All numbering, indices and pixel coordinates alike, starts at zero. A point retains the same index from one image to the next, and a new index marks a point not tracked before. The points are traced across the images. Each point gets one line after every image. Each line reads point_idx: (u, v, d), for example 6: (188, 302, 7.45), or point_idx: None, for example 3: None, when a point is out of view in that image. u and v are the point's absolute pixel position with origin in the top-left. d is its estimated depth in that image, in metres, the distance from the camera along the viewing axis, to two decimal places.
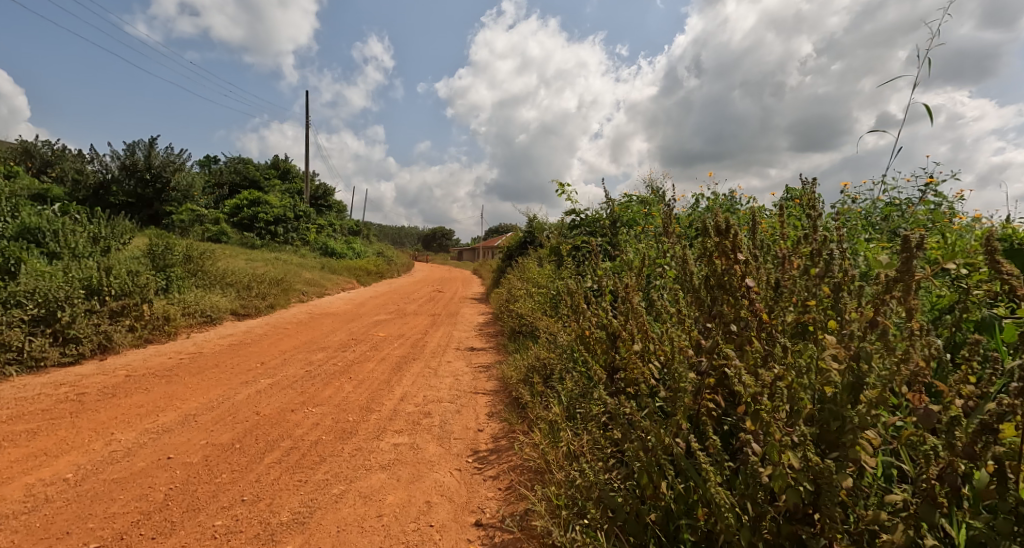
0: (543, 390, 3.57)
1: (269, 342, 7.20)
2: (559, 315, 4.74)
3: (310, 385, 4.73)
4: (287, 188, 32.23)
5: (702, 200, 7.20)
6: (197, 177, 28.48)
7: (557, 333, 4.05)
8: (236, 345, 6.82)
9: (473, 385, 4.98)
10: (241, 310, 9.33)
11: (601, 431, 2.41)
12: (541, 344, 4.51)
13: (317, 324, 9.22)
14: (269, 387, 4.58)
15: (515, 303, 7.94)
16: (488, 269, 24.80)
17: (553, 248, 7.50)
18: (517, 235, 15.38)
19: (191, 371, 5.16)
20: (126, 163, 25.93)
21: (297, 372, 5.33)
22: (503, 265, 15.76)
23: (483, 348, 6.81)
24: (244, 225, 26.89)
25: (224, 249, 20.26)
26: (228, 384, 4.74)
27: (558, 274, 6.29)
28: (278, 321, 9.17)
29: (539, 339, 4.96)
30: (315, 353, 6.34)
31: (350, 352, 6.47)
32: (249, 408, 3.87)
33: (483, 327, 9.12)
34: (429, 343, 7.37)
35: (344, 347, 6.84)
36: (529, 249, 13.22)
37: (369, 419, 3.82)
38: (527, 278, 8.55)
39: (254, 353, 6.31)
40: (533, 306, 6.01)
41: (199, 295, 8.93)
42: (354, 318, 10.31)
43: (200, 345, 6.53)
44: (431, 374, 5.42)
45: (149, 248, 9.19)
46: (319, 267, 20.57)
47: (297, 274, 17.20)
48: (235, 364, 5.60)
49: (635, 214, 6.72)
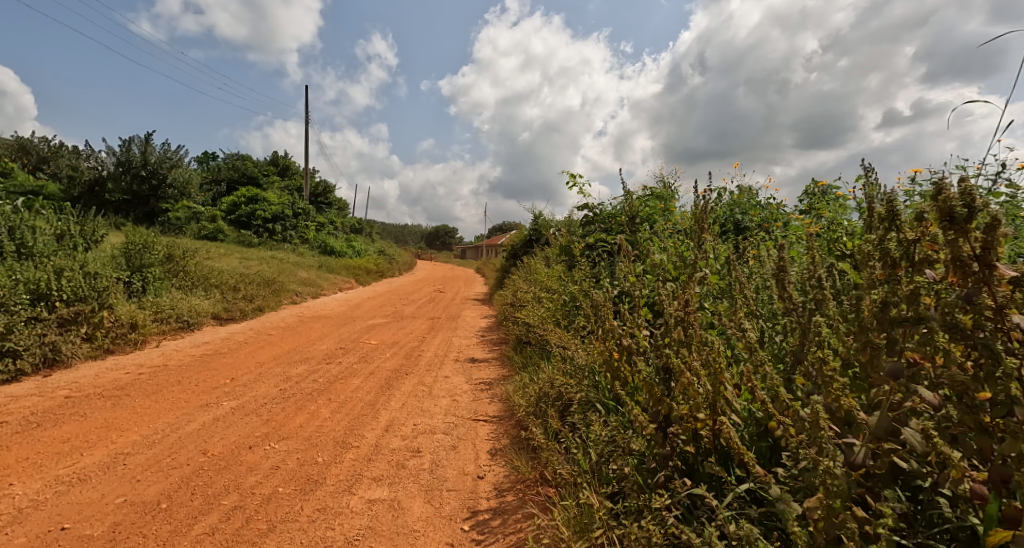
0: (560, 429, 2.83)
1: (247, 351, 6.49)
2: (575, 328, 4.00)
3: (280, 409, 4.00)
4: (286, 185, 31.55)
5: (725, 195, 6.44)
6: (193, 174, 27.85)
7: (577, 354, 3.31)
8: (209, 355, 6.13)
9: (473, 409, 4.24)
10: (224, 314, 8.63)
11: (660, 523, 1.69)
12: (554, 363, 3.78)
13: (306, 329, 8.52)
14: (230, 413, 3.86)
15: (521, 308, 7.19)
16: (491, 269, 24.01)
17: (563, 247, 6.75)
18: (521, 233, 14.57)
19: (146, 390, 4.46)
20: (121, 159, 25.42)
21: (271, 390, 4.61)
22: (508, 264, 14.96)
23: (486, 360, 6.06)
24: (241, 223, 26.25)
25: (219, 248, 19.66)
26: (185, 408, 4.04)
27: (572, 277, 5.55)
28: (264, 326, 8.47)
29: (551, 355, 4.21)
30: (296, 366, 5.63)
31: (337, 364, 5.75)
32: (196, 445, 3.15)
33: (486, 333, 8.36)
34: (426, 353, 6.63)
35: (330, 358, 6.12)
36: (535, 249, 12.44)
37: (343, 459, 3.09)
38: (535, 280, 7.79)
39: (228, 365, 5.61)
40: (542, 314, 5.26)
41: (177, 298, 8.24)
42: (347, 322, 9.57)
43: (168, 356, 5.84)
44: (425, 393, 4.68)
45: (124, 247, 8.56)
46: (316, 267, 19.89)
47: (292, 274, 16.55)
48: (201, 380, 4.90)
49: (655, 208, 5.95)
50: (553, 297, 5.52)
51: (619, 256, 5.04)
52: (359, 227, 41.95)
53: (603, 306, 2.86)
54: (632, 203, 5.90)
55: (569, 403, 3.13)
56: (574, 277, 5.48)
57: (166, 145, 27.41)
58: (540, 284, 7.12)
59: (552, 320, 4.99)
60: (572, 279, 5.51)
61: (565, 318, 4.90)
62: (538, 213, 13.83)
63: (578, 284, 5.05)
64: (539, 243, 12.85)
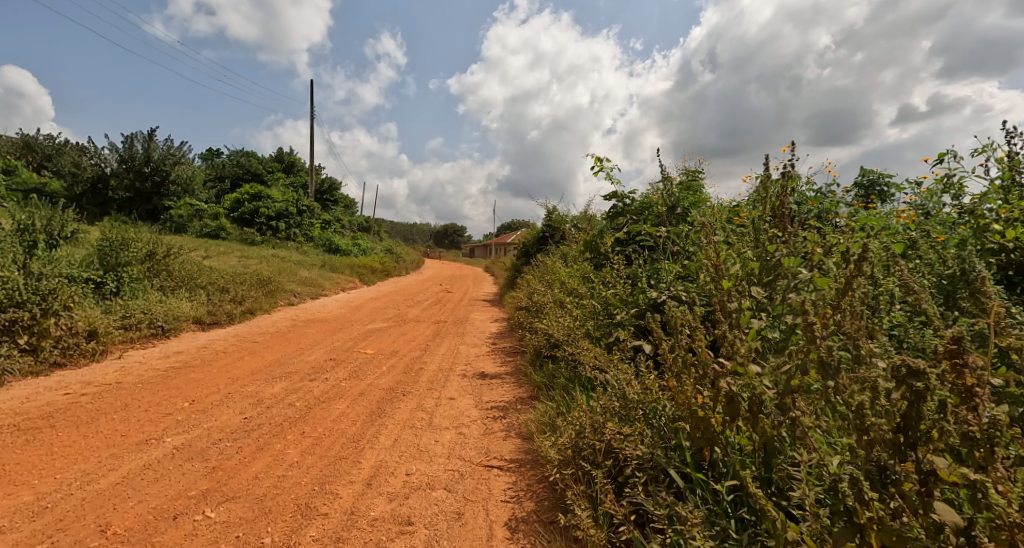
0: (618, 513, 1.91)
1: (222, 362, 5.65)
2: (620, 350, 3.06)
3: (235, 449, 3.11)
4: (291, 182, 30.90)
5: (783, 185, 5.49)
6: (197, 171, 27.35)
7: (629, 390, 2.38)
8: (177, 368, 5.28)
9: (484, 447, 3.32)
10: (208, 318, 7.80)
11: None
12: (593, 395, 2.86)
13: (297, 335, 7.68)
14: (168, 456, 2.97)
15: (539, 314, 6.25)
16: (501, 268, 23.11)
17: (588, 243, 5.81)
18: (533, 230, 13.57)
19: (79, 419, 3.60)
20: (123, 156, 24.97)
21: (234, 419, 3.73)
22: (519, 263, 14.04)
23: (498, 377, 5.11)
24: (245, 220, 25.62)
25: (219, 246, 19.02)
26: (118, 445, 3.18)
27: (604, 282, 4.58)
28: (251, 332, 7.64)
29: (587, 379, 3.28)
30: (275, 384, 4.74)
31: (323, 382, 4.85)
32: (99, 514, 2.28)
33: (497, 341, 7.40)
34: (429, 366, 5.70)
35: (317, 373, 5.22)
36: (550, 246, 11.51)
37: (300, 541, 2.18)
38: (554, 283, 6.80)
39: (196, 383, 4.75)
40: (569, 325, 4.33)
41: (154, 301, 7.43)
42: (345, 328, 8.67)
43: (126, 371, 4.99)
44: (425, 424, 3.75)
45: (100, 243, 7.92)
46: (320, 266, 19.13)
47: (292, 273, 15.82)
48: (154, 404, 4.04)
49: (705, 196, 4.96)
50: (580, 304, 4.54)
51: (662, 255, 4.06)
52: (366, 225, 41.19)
53: (676, 318, 1.92)
54: (673, 189, 4.93)
55: (621, 464, 2.21)
56: (607, 281, 4.51)
57: (170, 141, 26.92)
58: (560, 286, 6.20)
59: (582, 334, 4.05)
60: (605, 283, 4.53)
61: (600, 332, 3.94)
62: (552, 207, 12.82)
63: (614, 289, 4.11)
64: (553, 241, 11.84)
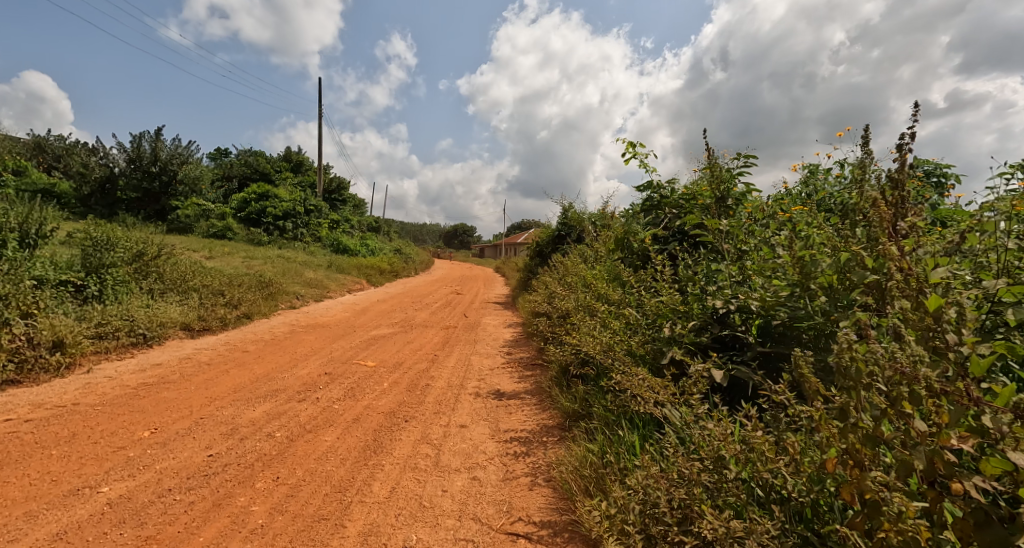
0: None
1: (204, 377, 4.99)
2: (692, 386, 2.33)
3: (183, 506, 2.41)
4: (299, 182, 30.50)
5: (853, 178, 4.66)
6: (205, 171, 27.08)
7: (728, 455, 1.66)
8: (151, 384, 4.63)
9: (506, 501, 2.60)
10: (198, 324, 7.18)
11: None
12: (664, 450, 2.13)
13: (294, 343, 7.04)
14: (94, 518, 2.28)
15: (561, 322, 5.53)
16: (512, 269, 22.42)
17: (619, 242, 5.06)
18: (547, 229, 12.80)
19: (8, 456, 2.94)
20: (131, 156, 24.76)
21: (196, 455, 3.03)
22: (533, 263, 13.31)
23: (517, 398, 4.37)
24: (252, 220, 25.23)
25: (225, 247, 18.60)
26: (40, 497, 2.50)
27: (646, 289, 3.83)
28: (244, 340, 7.00)
29: (642, 416, 2.55)
30: (258, 405, 4.06)
31: (313, 403, 4.17)
32: None
33: (513, 351, 6.66)
34: (437, 383, 4.99)
35: (308, 391, 4.54)
36: (568, 245, 10.76)
37: None
38: (577, 288, 6.04)
39: (167, 404, 4.09)
40: (604, 340, 3.59)
41: (140, 306, 6.83)
42: (347, 334, 7.99)
43: (90, 388, 4.35)
44: (430, 465, 3.03)
45: (84, 245, 7.41)
46: (326, 267, 18.60)
47: (297, 275, 15.28)
48: (107, 433, 3.36)
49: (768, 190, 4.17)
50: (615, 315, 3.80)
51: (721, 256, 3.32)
52: (375, 225, 40.70)
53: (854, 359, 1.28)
54: (723, 177, 4.16)
55: None
56: (650, 288, 3.76)
57: (177, 141, 26.68)
58: (585, 291, 5.47)
59: (624, 352, 3.30)
60: (647, 290, 3.78)
61: (645, 353, 3.21)
62: (568, 204, 12.04)
63: (666, 298, 3.37)
64: (570, 240, 11.05)
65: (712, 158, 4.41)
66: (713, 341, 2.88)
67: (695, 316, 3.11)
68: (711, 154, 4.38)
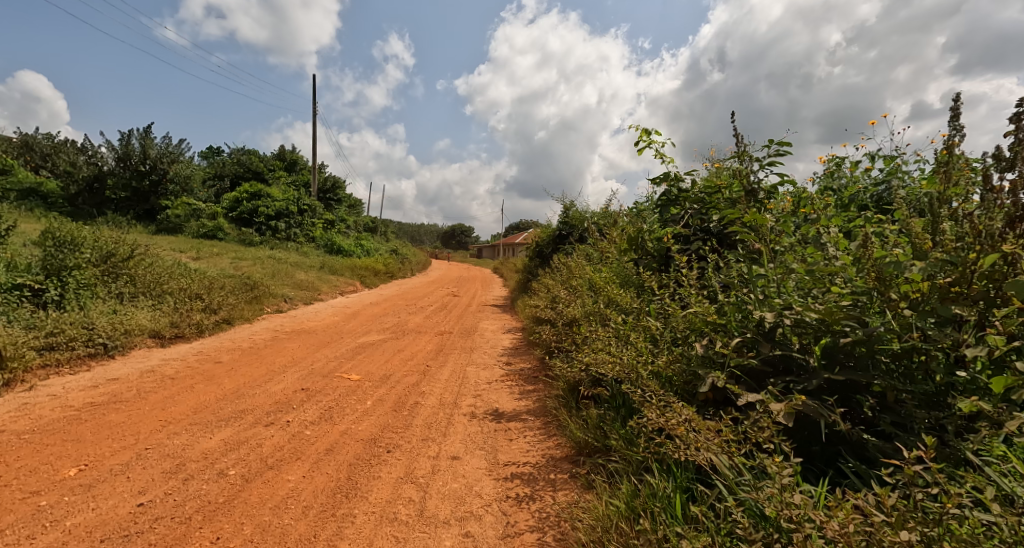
0: None
1: (163, 394, 4.40)
2: (756, 431, 1.77)
3: None
4: (293, 181, 29.85)
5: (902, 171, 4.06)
6: (196, 170, 26.48)
7: None
8: (99, 404, 4.04)
9: None
10: (169, 331, 6.59)
11: None
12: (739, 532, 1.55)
13: (275, 352, 6.46)
14: None
15: (565, 332, 4.98)
16: (511, 270, 21.87)
17: (633, 242, 4.52)
18: (547, 229, 12.23)
19: None
20: (119, 153, 24.16)
21: (122, 505, 2.43)
22: (532, 264, 12.75)
23: (518, 421, 3.82)
24: (243, 220, 24.61)
25: (214, 248, 18.00)
26: None
27: (670, 296, 3.29)
28: (220, 348, 6.42)
29: (683, 464, 1.99)
30: (217, 431, 3.48)
31: (282, 427, 3.59)
32: None
33: (512, 361, 6.10)
34: (428, 401, 4.43)
35: (279, 412, 3.96)
36: (570, 246, 10.21)
37: None
38: (584, 294, 5.49)
39: (110, 429, 3.51)
40: (622, 358, 3.03)
41: (103, 312, 6.24)
42: (333, 341, 7.41)
43: (25, 410, 3.76)
44: (413, 515, 2.46)
45: (45, 245, 6.85)
46: (318, 268, 18.02)
47: (287, 276, 14.69)
48: (24, 471, 2.78)
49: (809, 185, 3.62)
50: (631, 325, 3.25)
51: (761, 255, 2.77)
52: (371, 225, 40.06)
53: None
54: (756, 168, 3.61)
55: None
56: (675, 296, 3.22)
57: (167, 139, 26.06)
58: (594, 297, 4.92)
59: (644, 372, 2.75)
60: (670, 297, 3.23)
61: (672, 374, 2.67)
62: (570, 203, 11.48)
63: (697, 311, 2.82)
64: (572, 240, 10.48)
65: (740, 148, 3.86)
66: (763, 363, 2.32)
67: (734, 331, 2.57)
68: (740, 143, 3.83)
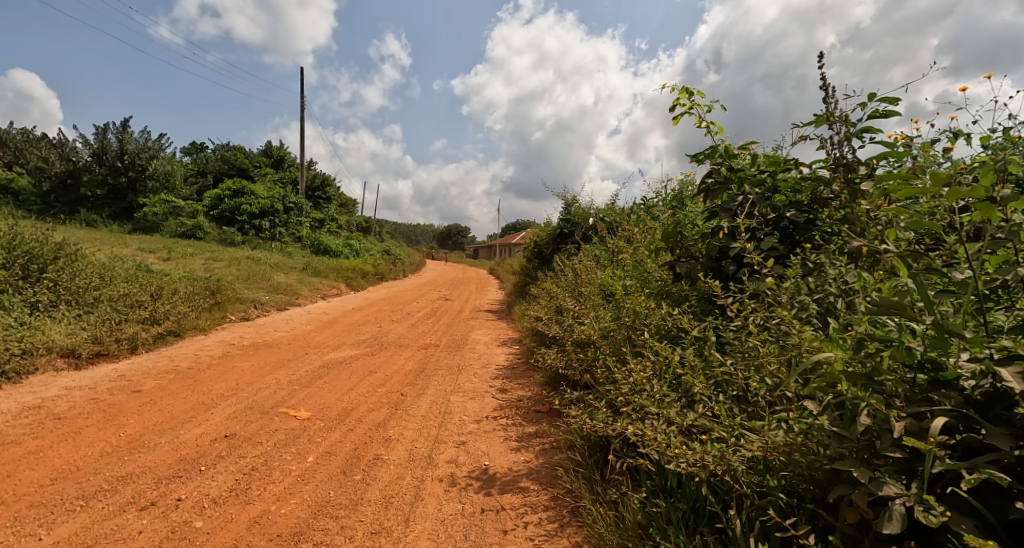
0: None
1: (29, 445, 3.22)
2: None
3: None
4: (280, 178, 28.59)
5: None
6: (177, 166, 25.25)
7: None
8: None
9: None
10: (89, 349, 5.40)
11: None
12: None
13: (217, 374, 5.28)
14: None
15: (576, 356, 3.84)
16: (506, 272, 20.77)
17: (669, 238, 3.38)
18: (547, 227, 11.09)
19: None
20: (94, 148, 22.92)
21: None
22: (530, 266, 11.63)
23: (515, 495, 2.69)
24: (225, 219, 23.37)
25: (189, 248, 16.81)
26: None
27: (747, 322, 2.14)
28: (149, 370, 5.25)
29: None
30: (58, 521, 2.30)
31: (165, 513, 2.40)
32: None
33: (508, 387, 4.95)
34: (393, 454, 3.29)
35: (176, 480, 2.77)
36: (572, 247, 9.10)
37: None
38: (598, 306, 4.33)
39: None
40: (683, 424, 1.89)
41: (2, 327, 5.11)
42: (295, 358, 6.21)
43: None
44: None
45: None
46: (300, 269, 16.83)
47: (264, 278, 13.51)
48: None
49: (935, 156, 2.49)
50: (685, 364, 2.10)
51: (911, 256, 1.66)
52: (364, 226, 38.87)
53: None
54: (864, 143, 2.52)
55: None
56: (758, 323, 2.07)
57: (146, 134, 24.79)
58: (615, 312, 3.79)
59: (726, 454, 1.63)
60: (751, 324, 2.08)
61: (779, 462, 1.56)
62: (572, 198, 10.35)
63: (817, 355, 1.69)
64: (575, 240, 9.33)
65: (829, 108, 2.69)
66: (994, 471, 1.20)
67: (903, 399, 1.44)
68: (829, 101, 2.66)
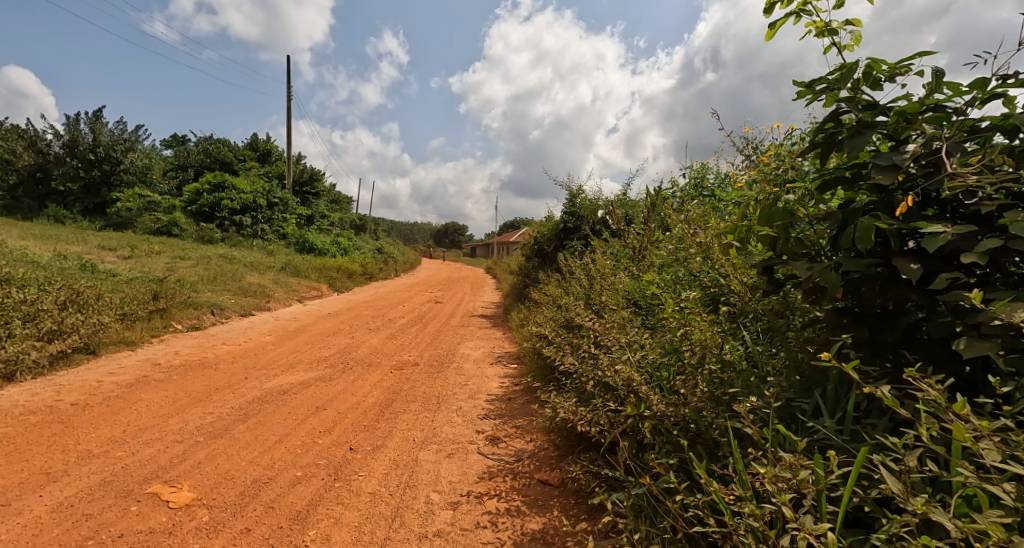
0: None
1: None
2: None
3: None
4: (265, 172, 27.10)
5: None
6: (154, 159, 23.72)
7: None
8: None
9: None
10: None
11: None
12: None
13: (103, 415, 3.86)
14: None
15: (602, 409, 2.46)
16: (504, 273, 19.35)
17: (772, 219, 1.97)
18: (548, 222, 9.68)
19: None
20: (64, 139, 21.40)
21: None
22: (529, 266, 10.21)
23: None
24: (204, 215, 21.91)
25: (158, 246, 15.36)
26: None
27: None
28: (8, 410, 3.81)
29: None
30: None
31: None
32: None
33: (500, 435, 3.58)
34: None
35: None
36: (578, 243, 7.67)
37: None
38: (632, 327, 2.96)
39: None
40: None
41: None
42: (227, 385, 4.81)
43: None
44: None
45: None
46: (279, 269, 15.39)
47: (233, 279, 12.05)
48: None
49: None
50: None
51: None
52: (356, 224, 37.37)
53: None
54: None
55: None
56: None
57: (121, 124, 23.27)
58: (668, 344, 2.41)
59: None
60: None
61: None
62: (577, 188, 8.94)
63: None
64: (582, 236, 7.94)
65: None
66: None
67: None
68: None
